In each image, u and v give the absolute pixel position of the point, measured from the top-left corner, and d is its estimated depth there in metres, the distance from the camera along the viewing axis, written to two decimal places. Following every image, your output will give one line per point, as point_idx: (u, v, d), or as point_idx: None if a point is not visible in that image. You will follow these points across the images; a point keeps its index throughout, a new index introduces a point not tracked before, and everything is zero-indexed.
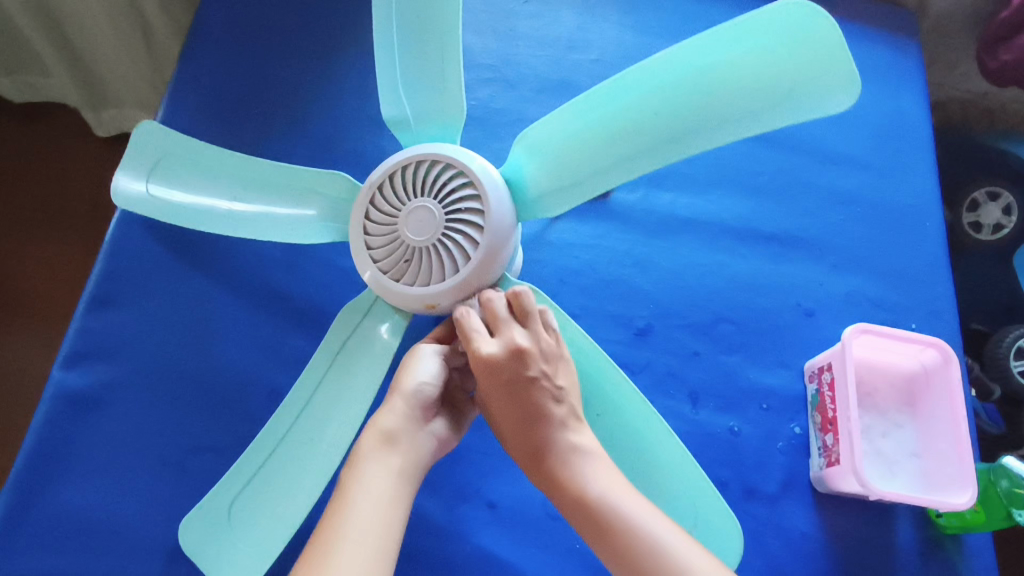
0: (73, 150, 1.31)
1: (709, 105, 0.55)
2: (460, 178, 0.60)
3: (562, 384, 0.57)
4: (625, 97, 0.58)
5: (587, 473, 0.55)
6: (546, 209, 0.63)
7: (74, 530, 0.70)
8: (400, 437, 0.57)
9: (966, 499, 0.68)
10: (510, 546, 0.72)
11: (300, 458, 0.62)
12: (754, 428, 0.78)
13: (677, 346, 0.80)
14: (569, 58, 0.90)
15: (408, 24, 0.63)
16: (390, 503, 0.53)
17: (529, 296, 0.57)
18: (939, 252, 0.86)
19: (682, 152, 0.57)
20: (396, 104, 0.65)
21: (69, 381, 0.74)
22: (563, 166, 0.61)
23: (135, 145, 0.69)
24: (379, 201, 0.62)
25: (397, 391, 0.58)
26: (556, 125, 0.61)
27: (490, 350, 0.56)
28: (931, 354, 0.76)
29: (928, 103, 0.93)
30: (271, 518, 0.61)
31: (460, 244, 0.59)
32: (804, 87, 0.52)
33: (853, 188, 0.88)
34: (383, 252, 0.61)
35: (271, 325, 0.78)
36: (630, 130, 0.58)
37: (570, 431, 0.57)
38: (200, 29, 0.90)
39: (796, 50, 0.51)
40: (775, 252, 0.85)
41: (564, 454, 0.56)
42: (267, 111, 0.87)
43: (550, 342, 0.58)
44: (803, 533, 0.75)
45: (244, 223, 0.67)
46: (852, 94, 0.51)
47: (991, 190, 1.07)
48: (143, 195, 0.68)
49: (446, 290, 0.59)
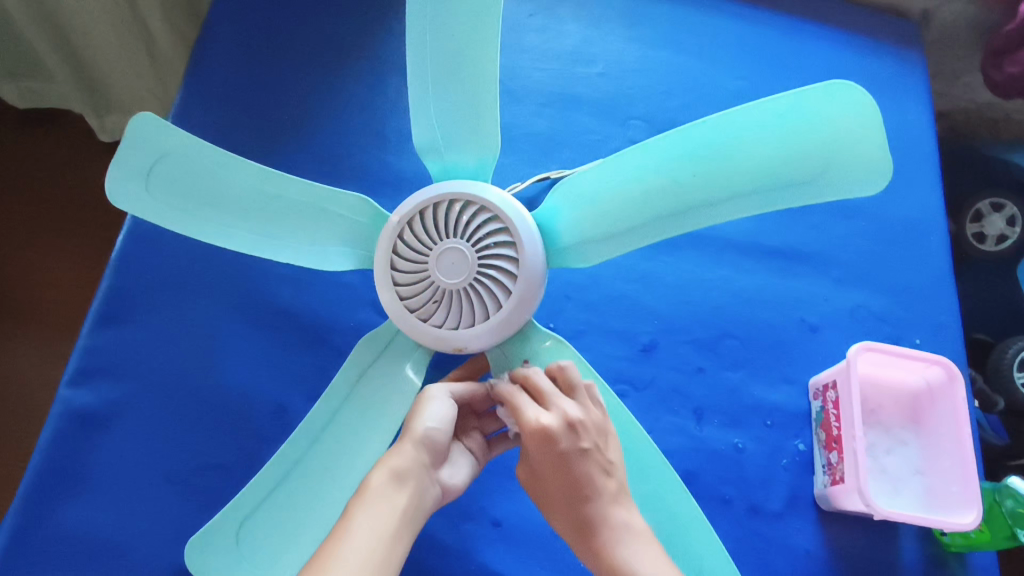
0: (77, 157, 1.31)
1: (749, 177, 0.56)
2: (494, 222, 0.61)
3: (612, 458, 0.57)
4: (665, 161, 0.57)
5: (636, 552, 0.53)
6: (575, 259, 0.64)
7: (80, 547, 0.70)
8: (410, 479, 0.56)
9: (971, 519, 0.69)
10: (514, 564, 0.72)
11: (315, 485, 0.62)
12: (759, 445, 0.78)
13: (681, 362, 0.80)
14: (574, 71, 0.90)
15: (443, 53, 0.62)
16: (391, 539, 0.52)
17: (573, 371, 0.59)
18: (944, 267, 0.86)
19: (716, 218, 0.58)
20: (427, 131, 0.65)
21: (75, 399, 0.74)
22: (596, 219, 0.61)
23: (131, 144, 0.60)
24: (407, 237, 0.62)
25: (407, 435, 0.58)
26: (592, 180, 0.60)
27: (546, 420, 0.55)
28: (936, 372, 0.76)
29: (933, 116, 0.93)
30: (282, 544, 0.61)
31: (492, 289, 0.60)
32: (842, 167, 0.54)
33: (858, 203, 0.88)
34: (410, 290, 0.61)
35: (276, 341, 0.78)
36: (665, 193, 0.58)
37: (620, 507, 0.56)
38: (206, 40, 0.89)
39: (837, 131, 0.53)
40: (780, 267, 0.85)
41: (616, 532, 0.54)
42: (274, 125, 0.87)
43: (598, 416, 0.58)
44: (807, 550, 0.75)
45: (259, 241, 0.66)
46: (884, 178, 0.53)
47: (996, 201, 1.05)
48: (148, 204, 0.63)
49: (478, 336, 0.60)
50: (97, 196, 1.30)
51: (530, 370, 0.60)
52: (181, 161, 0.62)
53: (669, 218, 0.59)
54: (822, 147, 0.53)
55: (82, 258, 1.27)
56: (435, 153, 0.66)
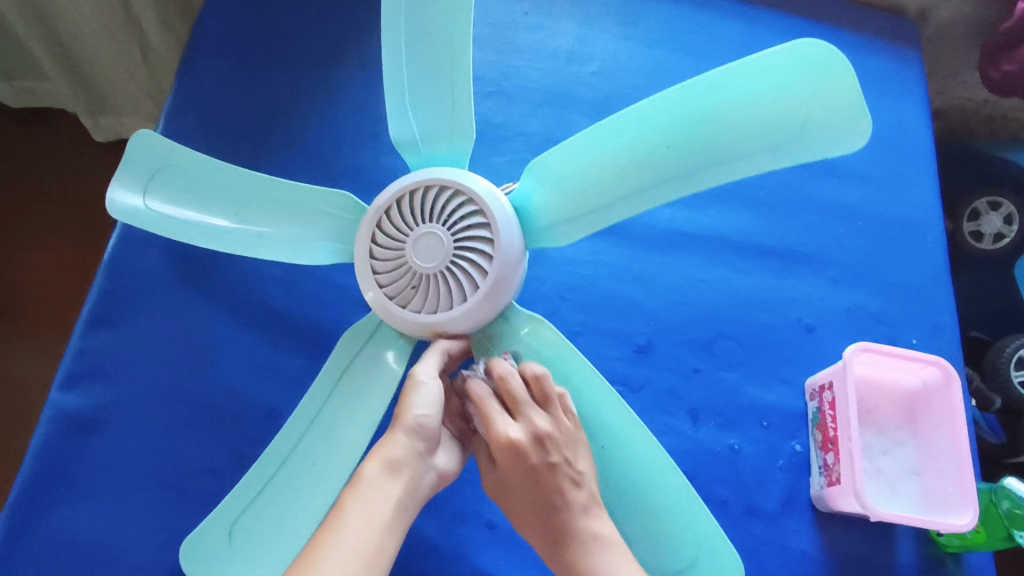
0: (70, 157, 1.30)
1: (722, 141, 0.55)
2: (469, 205, 0.60)
3: (582, 468, 0.57)
4: (636, 131, 0.57)
5: (604, 564, 0.55)
6: (556, 239, 0.63)
7: (73, 551, 0.70)
8: (404, 468, 0.56)
9: (967, 521, 0.68)
10: (510, 567, 0.72)
11: (305, 481, 0.62)
12: (755, 446, 0.78)
13: (677, 363, 0.80)
14: (569, 70, 0.90)
15: (419, 46, 0.63)
16: (383, 528, 0.52)
17: (548, 380, 0.58)
18: (940, 267, 0.86)
19: (696, 186, 0.57)
20: (404, 125, 0.65)
21: (66, 403, 0.73)
22: (576, 196, 0.61)
23: (133, 155, 0.65)
24: (385, 225, 0.61)
25: (398, 424, 0.57)
26: (568, 156, 0.60)
27: (514, 435, 0.56)
28: (932, 372, 0.76)
29: (930, 114, 0.92)
30: (274, 542, 0.60)
31: (468, 271, 0.59)
32: (819, 125, 0.52)
33: (854, 202, 0.87)
34: (389, 277, 0.61)
35: (269, 344, 0.77)
36: (641, 164, 0.58)
37: (590, 518, 0.56)
38: (198, 40, 0.89)
39: (810, 87, 0.52)
40: (776, 267, 0.84)
41: (585, 542, 0.56)
42: (266, 124, 0.87)
43: (569, 426, 0.58)
44: (803, 552, 0.75)
45: (248, 241, 0.66)
46: (866, 132, 0.51)
47: (993, 200, 1.05)
48: (143, 211, 0.65)
49: (453, 317, 0.59)
50: (91, 196, 1.29)
51: (506, 370, 0.59)
52: (177, 169, 0.66)
53: (648, 189, 0.58)
54: (795, 105, 0.52)
55: (76, 259, 1.27)
56: (412, 146, 0.66)
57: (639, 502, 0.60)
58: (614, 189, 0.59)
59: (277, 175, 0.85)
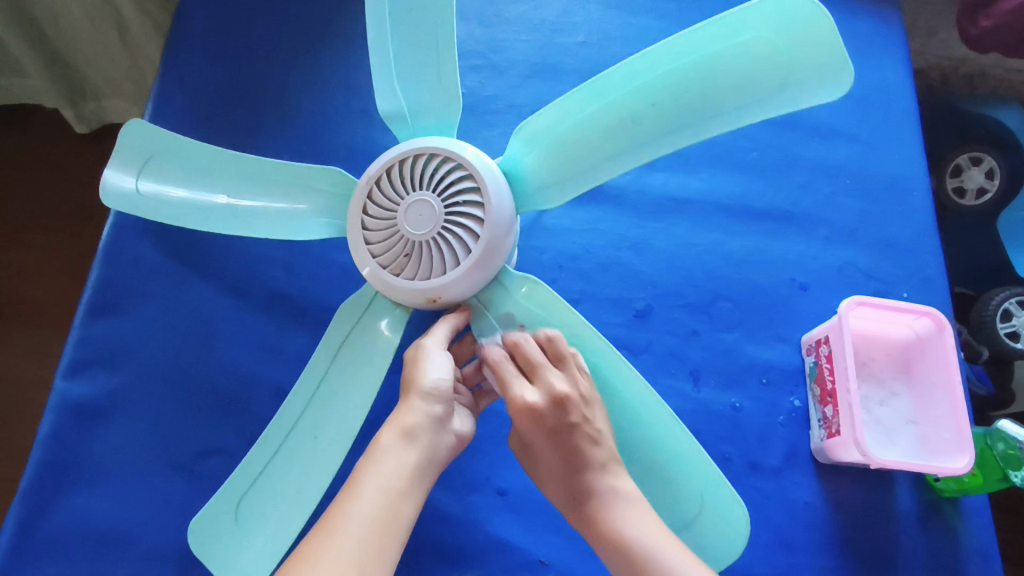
0: (55, 151, 1.29)
1: (708, 95, 0.55)
2: (458, 170, 0.60)
3: (601, 427, 0.59)
4: (625, 89, 0.58)
5: (627, 518, 0.57)
6: (544, 201, 0.63)
7: (86, 537, 0.70)
8: (423, 431, 0.57)
9: (965, 464, 0.70)
10: (521, 532, 0.73)
11: (308, 453, 0.62)
12: (755, 403, 0.80)
13: (676, 325, 0.81)
14: (555, 40, 0.90)
15: (402, 18, 0.62)
16: (401, 494, 0.53)
17: (561, 342, 0.61)
18: (929, 221, 0.87)
19: (682, 142, 0.58)
20: (391, 99, 0.65)
21: (72, 391, 0.74)
22: (565, 155, 0.61)
23: (127, 141, 0.66)
24: (377, 196, 0.62)
25: (414, 390, 0.58)
26: (556, 116, 0.61)
27: (532, 397, 0.58)
28: (924, 323, 0.78)
29: (912, 70, 0.93)
30: (282, 512, 0.61)
31: (461, 237, 0.59)
32: (802, 75, 0.52)
33: (842, 160, 0.88)
34: (382, 247, 0.61)
35: (272, 325, 0.77)
36: (626, 122, 0.58)
37: (610, 476, 0.59)
38: (183, 25, 0.88)
39: (794, 39, 0.51)
40: (768, 228, 0.85)
41: (605, 498, 0.58)
42: (255, 105, 0.86)
43: (586, 385, 0.60)
44: (806, 503, 0.77)
45: (239, 218, 0.65)
46: (847, 84, 0.51)
47: (974, 154, 1.05)
48: (135, 194, 0.65)
49: (446, 282, 0.59)
50: (77, 191, 1.27)
51: (520, 338, 0.62)
52: (169, 154, 0.66)
53: (633, 148, 0.59)
54: (778, 56, 0.52)
55: (63, 254, 1.25)
56: (400, 120, 0.66)
57: (645, 455, 0.62)
58: (601, 149, 0.60)
59: (270, 156, 0.85)
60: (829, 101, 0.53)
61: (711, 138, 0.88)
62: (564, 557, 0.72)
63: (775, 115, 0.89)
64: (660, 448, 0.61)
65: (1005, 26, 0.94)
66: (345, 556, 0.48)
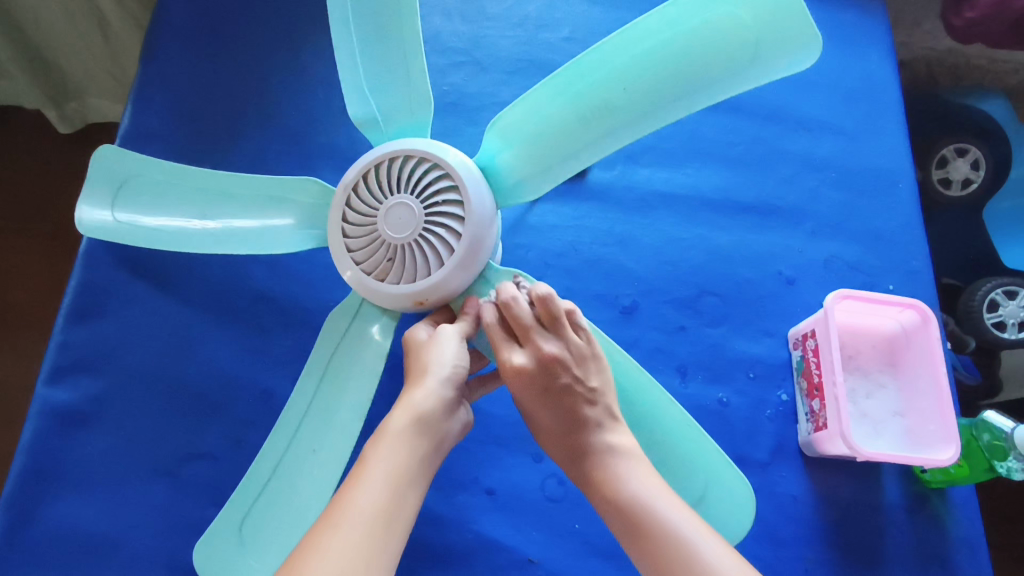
0: (39, 151, 1.27)
1: (680, 77, 0.55)
2: (436, 171, 0.60)
3: (595, 385, 0.58)
4: (597, 76, 0.57)
5: (626, 471, 0.55)
6: (526, 195, 0.63)
7: (71, 543, 0.70)
8: (431, 415, 0.54)
9: (951, 454, 0.70)
10: (510, 531, 0.73)
11: (306, 468, 0.61)
12: (742, 398, 0.80)
13: (663, 321, 0.81)
14: (539, 36, 0.89)
15: (367, 20, 0.61)
16: (408, 482, 0.51)
17: (554, 300, 0.58)
18: (914, 214, 0.87)
19: (657, 124, 0.58)
20: (362, 105, 0.64)
21: (55, 397, 0.73)
22: (543, 148, 0.61)
23: (96, 172, 0.65)
24: (355, 202, 0.61)
25: (429, 374, 0.56)
26: (528, 111, 0.60)
27: (520, 361, 0.57)
28: (910, 315, 0.78)
29: (896, 62, 0.93)
30: (288, 528, 0.60)
31: (443, 238, 0.59)
32: (771, 51, 0.52)
33: (827, 153, 0.88)
34: (363, 253, 0.60)
35: (255, 327, 0.77)
36: (601, 110, 0.58)
37: (604, 432, 0.57)
38: (161, 24, 0.87)
39: (762, 15, 0.51)
40: (753, 222, 0.85)
41: (599, 455, 0.56)
42: (236, 105, 0.85)
43: (579, 344, 0.58)
44: (794, 496, 0.77)
45: (216, 238, 0.64)
46: (814, 56, 0.52)
47: (960, 145, 1.04)
48: (112, 223, 0.65)
49: (432, 285, 0.59)
50: (60, 191, 1.26)
51: (511, 296, 0.58)
52: (140, 179, 0.65)
53: (609, 135, 0.59)
54: (747, 32, 0.52)
55: (47, 256, 1.24)
56: (372, 125, 0.65)
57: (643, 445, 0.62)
58: (577, 138, 0.60)
59: (253, 156, 0.84)
60: (795, 72, 0.53)
61: (696, 133, 0.88)
62: (553, 555, 0.72)
63: (759, 108, 0.89)
64: (652, 436, 0.61)
65: (990, 16, 0.94)
66: (352, 547, 0.45)
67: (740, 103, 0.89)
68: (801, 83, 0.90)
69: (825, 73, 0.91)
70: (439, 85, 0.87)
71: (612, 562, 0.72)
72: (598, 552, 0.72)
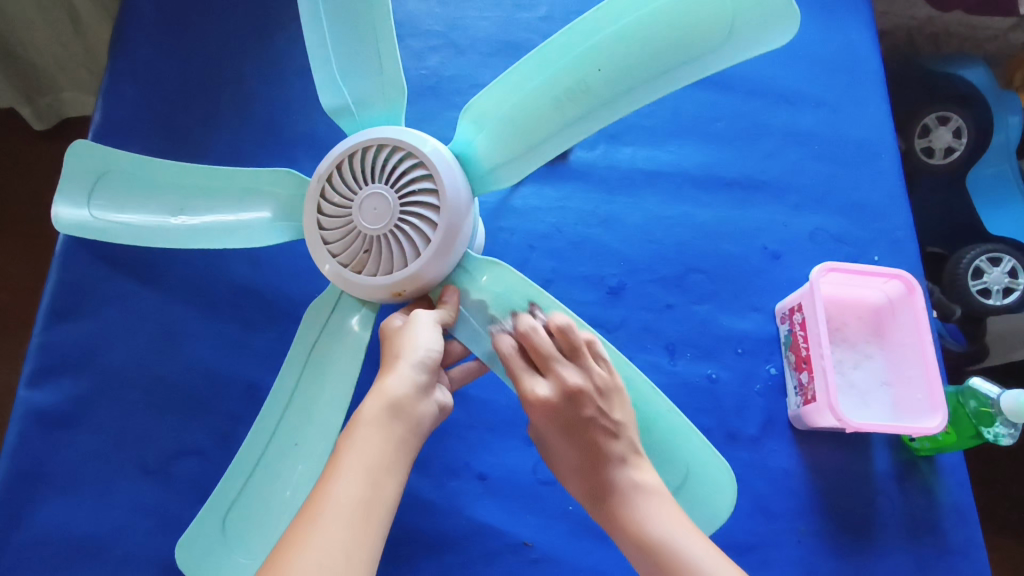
0: (12, 148, 1.25)
1: (656, 52, 0.54)
2: (410, 159, 0.59)
3: (619, 419, 0.57)
4: (572, 56, 0.56)
5: (646, 510, 0.56)
6: (501, 180, 0.62)
7: (61, 546, 0.69)
8: (406, 400, 0.53)
9: (937, 424, 0.71)
10: (503, 514, 0.73)
11: (289, 462, 0.61)
12: (731, 373, 0.80)
13: (650, 300, 0.81)
14: (516, 16, 0.88)
15: (341, 6, 0.60)
16: (385, 469, 0.50)
17: (574, 332, 0.58)
18: (897, 184, 0.87)
19: (636, 102, 0.57)
20: (333, 92, 0.62)
21: (37, 400, 0.72)
22: (519, 131, 0.60)
23: (72, 165, 0.64)
24: (329, 193, 0.60)
25: (402, 359, 0.56)
26: (502, 93, 0.59)
27: (543, 392, 0.57)
28: (895, 285, 0.78)
29: (875, 31, 0.92)
30: (269, 521, 0.59)
31: (418, 227, 0.58)
32: (749, 25, 0.51)
33: (809, 125, 0.88)
34: (339, 245, 0.60)
35: (239, 321, 0.76)
36: (575, 92, 0.57)
37: (629, 467, 0.57)
38: (130, 14, 0.85)
39: None
40: (737, 197, 0.85)
41: (625, 491, 0.57)
42: (211, 96, 0.84)
43: (602, 375, 0.58)
44: (785, 470, 0.77)
45: (198, 234, 0.63)
46: (793, 30, 0.50)
47: (941, 114, 1.04)
48: (91, 221, 0.64)
49: (410, 275, 0.58)
50: (38, 189, 1.24)
51: (529, 326, 0.59)
52: (117, 173, 0.64)
53: (586, 117, 0.58)
54: (722, 7, 0.51)
55: (26, 258, 1.22)
56: (347, 114, 0.64)
57: None
58: (553, 120, 0.59)
59: (230, 148, 0.82)
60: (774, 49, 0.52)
61: (677, 109, 0.87)
62: (549, 536, 0.72)
63: (740, 83, 0.88)
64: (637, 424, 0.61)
65: None
66: (329, 540, 0.45)
67: (721, 77, 0.88)
68: (782, 55, 0.90)
69: (806, 45, 0.90)
70: (416, 69, 0.86)
71: (606, 543, 0.72)
72: (593, 532, 0.72)
